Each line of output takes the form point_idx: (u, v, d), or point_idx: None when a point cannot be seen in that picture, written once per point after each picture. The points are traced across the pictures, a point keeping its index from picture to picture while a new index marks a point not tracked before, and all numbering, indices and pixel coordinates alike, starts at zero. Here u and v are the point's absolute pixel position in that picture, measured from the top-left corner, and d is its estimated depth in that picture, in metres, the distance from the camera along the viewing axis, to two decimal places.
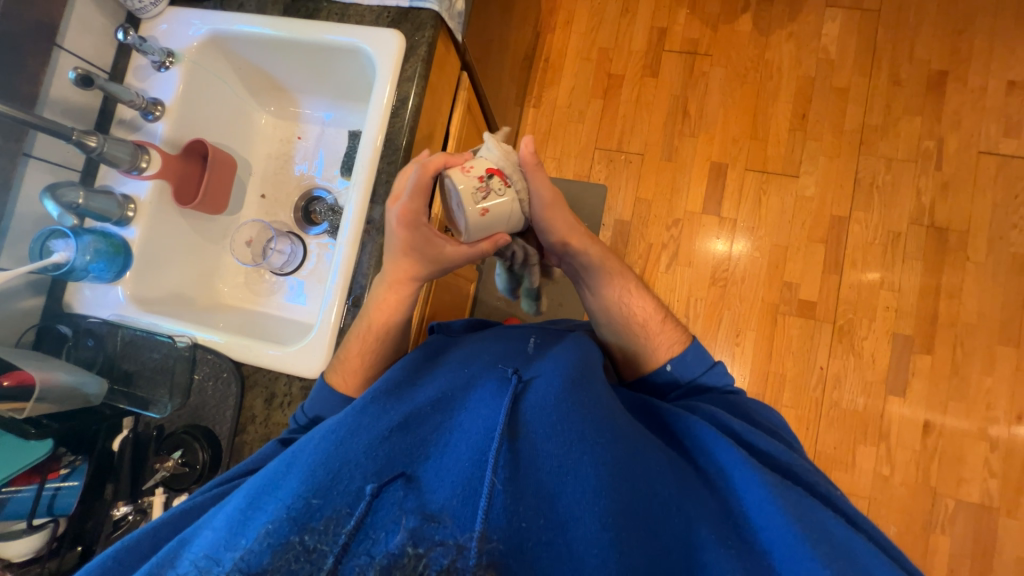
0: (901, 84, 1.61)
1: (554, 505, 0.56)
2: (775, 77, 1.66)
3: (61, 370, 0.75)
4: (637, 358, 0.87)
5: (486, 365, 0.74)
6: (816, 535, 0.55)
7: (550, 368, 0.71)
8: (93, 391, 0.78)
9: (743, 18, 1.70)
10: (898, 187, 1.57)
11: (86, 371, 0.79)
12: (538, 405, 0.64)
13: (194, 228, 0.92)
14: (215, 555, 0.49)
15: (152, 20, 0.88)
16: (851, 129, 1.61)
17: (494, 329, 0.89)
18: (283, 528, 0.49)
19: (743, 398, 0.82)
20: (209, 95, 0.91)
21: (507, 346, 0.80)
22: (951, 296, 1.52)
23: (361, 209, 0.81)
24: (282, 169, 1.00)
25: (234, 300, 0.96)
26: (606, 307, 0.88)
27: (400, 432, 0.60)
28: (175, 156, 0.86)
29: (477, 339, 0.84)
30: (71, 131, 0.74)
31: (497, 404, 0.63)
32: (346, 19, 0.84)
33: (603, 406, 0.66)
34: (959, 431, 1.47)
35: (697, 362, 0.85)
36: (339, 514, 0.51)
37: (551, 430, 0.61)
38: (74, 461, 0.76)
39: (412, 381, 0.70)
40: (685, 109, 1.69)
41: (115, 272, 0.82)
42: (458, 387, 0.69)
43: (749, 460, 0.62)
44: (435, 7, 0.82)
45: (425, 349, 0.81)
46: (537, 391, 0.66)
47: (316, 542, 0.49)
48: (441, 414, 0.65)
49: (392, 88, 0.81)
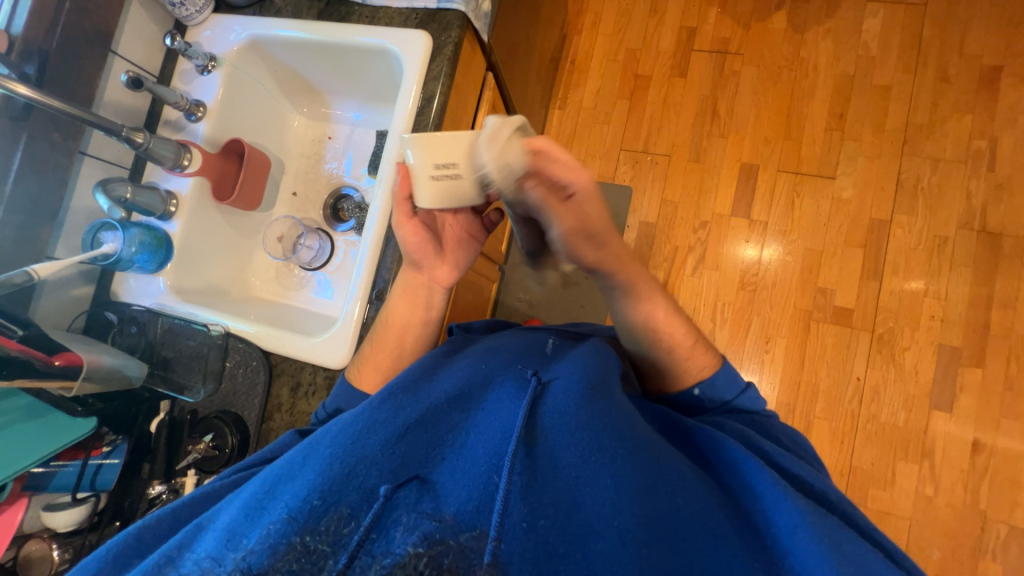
0: (950, 80, 1.52)
1: (573, 516, 0.55)
2: (810, 75, 1.60)
3: (106, 354, 0.80)
4: (662, 376, 0.84)
5: (504, 364, 0.74)
6: (852, 568, 0.52)
7: (568, 371, 0.71)
8: (133, 374, 0.82)
9: (776, 15, 1.65)
10: (945, 189, 1.48)
11: (127, 355, 0.84)
12: (557, 409, 0.64)
13: (230, 224, 0.96)
14: (232, 544, 0.51)
15: (198, 26, 0.93)
16: (893, 128, 1.53)
17: (515, 329, 0.89)
18: (294, 526, 0.51)
19: (770, 419, 0.80)
20: (248, 98, 0.95)
21: (526, 345, 0.80)
22: (1005, 305, 1.41)
23: (385, 205, 0.83)
24: (313, 168, 1.03)
25: (265, 294, 1.00)
26: (632, 331, 0.84)
27: (417, 431, 0.61)
28: (215, 155, 0.90)
29: (496, 338, 0.84)
30: (121, 127, 0.79)
31: (516, 406, 0.64)
32: (376, 21, 0.86)
33: (623, 415, 0.65)
34: (1013, 451, 1.37)
35: (728, 386, 0.82)
36: (344, 514, 0.53)
37: (569, 437, 0.61)
38: (115, 440, 0.81)
39: (429, 376, 0.71)
40: (715, 109, 1.65)
41: (157, 264, 0.86)
42: (477, 385, 0.70)
43: (779, 482, 0.60)
44: (461, 8, 0.83)
45: (445, 348, 0.82)
46: (555, 393, 0.67)
47: (317, 543, 0.51)
48: (458, 413, 0.66)
49: (418, 86, 0.82)
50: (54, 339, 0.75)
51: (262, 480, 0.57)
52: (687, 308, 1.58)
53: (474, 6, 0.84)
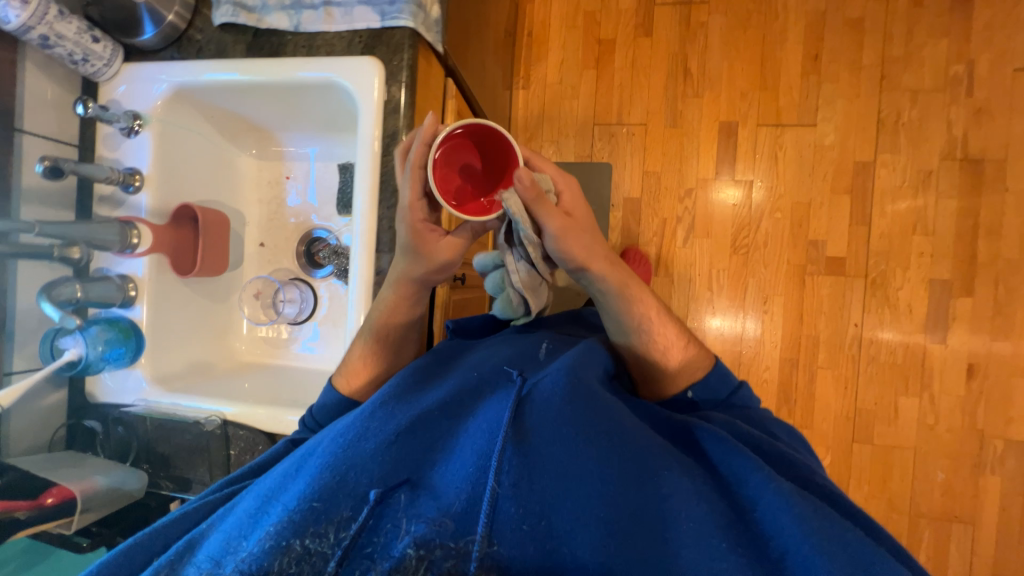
0: (923, 3, 1.45)
1: (556, 510, 0.56)
2: (781, 17, 1.52)
3: (97, 474, 0.75)
4: (658, 382, 0.81)
5: (494, 368, 0.71)
6: (831, 549, 0.52)
7: (554, 367, 0.66)
8: (133, 486, 0.77)
9: None
10: (926, 121, 1.45)
11: (119, 467, 0.78)
12: (545, 403, 0.61)
13: (199, 293, 0.88)
14: (226, 554, 0.54)
15: (109, 82, 0.79)
16: (870, 63, 1.47)
17: (505, 331, 0.86)
18: (292, 530, 0.53)
19: (765, 420, 0.77)
20: (187, 152, 0.85)
21: (517, 348, 0.77)
22: (991, 231, 1.42)
23: (367, 259, 0.76)
24: (277, 213, 0.95)
25: (253, 357, 0.94)
26: (622, 329, 0.80)
27: (407, 438, 0.59)
28: (165, 226, 0.81)
29: (486, 344, 0.80)
30: (52, 249, 0.73)
31: (502, 407, 0.62)
32: (315, 51, 0.74)
33: (615, 408, 0.62)
34: (1005, 370, 1.42)
35: (722, 386, 0.80)
36: (344, 517, 0.54)
37: (556, 428, 0.59)
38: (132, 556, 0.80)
39: (420, 389, 0.68)
40: (686, 68, 1.57)
41: (131, 356, 0.79)
42: (467, 392, 0.67)
43: (763, 473, 0.58)
44: (409, 23, 0.71)
45: (426, 360, 0.76)
46: (544, 391, 0.64)
47: (318, 546, 0.53)
48: (450, 419, 0.64)
49: (378, 123, 0.72)
50: (37, 476, 0.71)
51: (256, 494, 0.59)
52: (682, 280, 1.57)
53: (424, 19, 0.72)
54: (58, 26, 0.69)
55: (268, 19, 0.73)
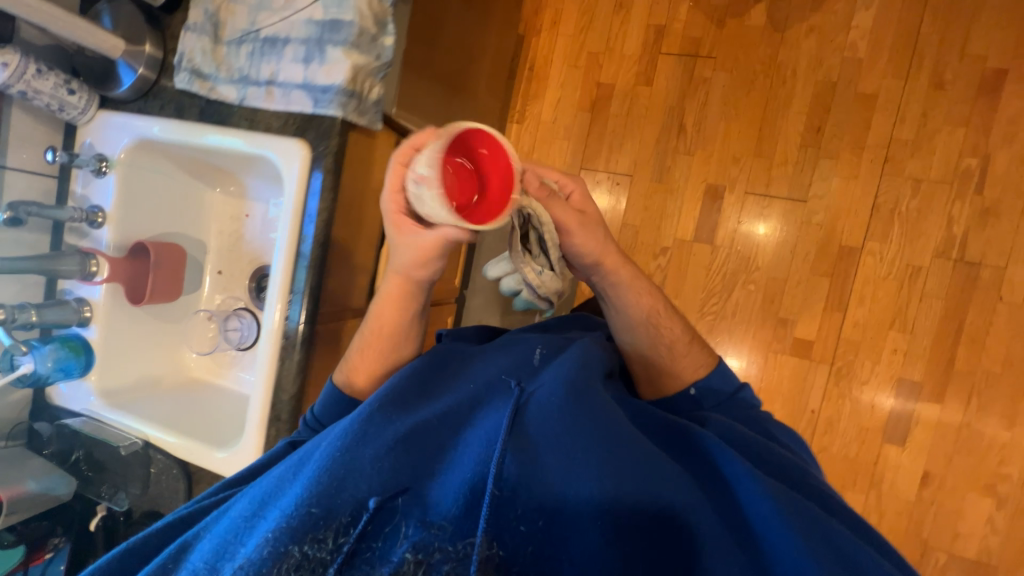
0: (945, 87, 1.35)
1: (557, 520, 0.57)
2: (788, 83, 1.45)
3: (29, 479, 0.87)
4: (660, 377, 0.85)
5: (491, 377, 0.72)
6: (818, 546, 0.54)
7: (553, 375, 0.69)
8: (62, 491, 0.90)
9: (755, 10, 1.46)
10: (925, 213, 1.37)
11: (54, 472, 0.90)
12: (542, 419, 0.63)
13: (154, 315, 0.98)
14: (225, 556, 0.56)
15: (84, 128, 0.88)
16: (874, 144, 1.39)
17: (501, 338, 0.86)
18: (289, 539, 0.54)
19: (763, 418, 0.80)
20: (152, 191, 0.93)
21: (514, 356, 0.77)
22: (974, 340, 1.35)
23: (278, 322, 0.81)
24: (235, 246, 1.01)
25: (201, 373, 1.03)
26: (630, 325, 0.85)
27: (403, 446, 0.61)
28: (122, 259, 0.90)
29: (484, 348, 0.81)
30: None
31: (499, 418, 0.63)
32: (255, 125, 0.80)
33: (610, 417, 0.64)
34: (962, 485, 1.36)
35: (724, 385, 0.84)
36: (343, 522, 0.57)
37: (553, 442, 0.60)
38: (58, 545, 0.92)
39: (421, 391, 0.70)
40: (682, 123, 1.53)
41: (82, 370, 0.90)
42: (466, 402, 0.68)
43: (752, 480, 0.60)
44: (337, 113, 0.75)
45: (426, 360, 0.76)
46: (538, 403, 0.65)
47: (316, 552, 0.55)
48: (449, 428, 0.65)
49: (298, 202, 0.78)
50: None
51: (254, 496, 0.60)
52: None
53: (354, 107, 0.76)
54: (35, 82, 0.77)
55: (219, 90, 0.80)
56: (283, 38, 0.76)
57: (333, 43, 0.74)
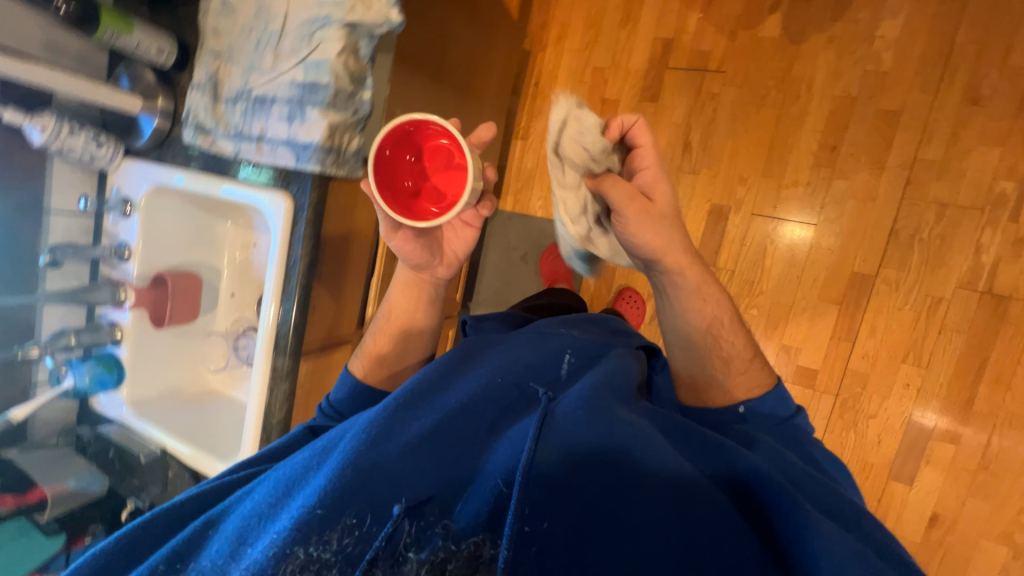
0: (981, 102, 1.23)
1: (582, 547, 0.52)
2: (803, 98, 1.37)
3: (71, 477, 1.05)
4: (704, 388, 0.79)
5: (515, 384, 0.70)
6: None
7: (578, 388, 0.66)
8: (96, 487, 1.07)
9: (770, 20, 1.38)
10: (950, 241, 1.27)
11: (92, 472, 1.08)
12: (569, 428, 0.59)
13: (176, 334, 1.10)
14: (236, 554, 0.55)
15: (114, 174, 1.01)
16: (896, 165, 1.30)
17: (527, 333, 0.84)
18: (297, 537, 0.52)
19: (803, 440, 0.72)
20: (171, 228, 1.04)
21: (539, 364, 0.75)
22: (998, 380, 1.25)
23: (267, 353, 0.91)
24: (246, 272, 1.12)
25: (218, 384, 1.16)
26: (688, 331, 0.79)
27: (426, 447, 0.60)
28: (146, 288, 1.02)
29: (509, 348, 0.79)
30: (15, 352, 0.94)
31: (524, 428, 0.60)
32: (250, 176, 0.89)
33: (641, 432, 0.59)
34: (975, 531, 1.29)
35: (779, 407, 0.76)
36: (353, 524, 0.54)
37: (579, 455, 0.56)
38: (94, 532, 1.09)
39: (444, 388, 0.69)
40: (687, 141, 1.48)
41: (116, 383, 1.04)
42: (491, 411, 0.66)
43: (795, 495, 0.52)
44: (316, 168, 0.82)
45: (453, 354, 0.77)
46: (565, 413, 0.61)
47: (322, 554, 0.52)
48: (474, 435, 0.63)
49: (284, 248, 0.87)
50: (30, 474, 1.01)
51: (274, 483, 0.59)
52: None
53: (332, 162, 0.83)
54: (69, 140, 0.88)
55: (218, 143, 0.89)
56: (270, 97, 0.83)
57: (312, 103, 0.80)
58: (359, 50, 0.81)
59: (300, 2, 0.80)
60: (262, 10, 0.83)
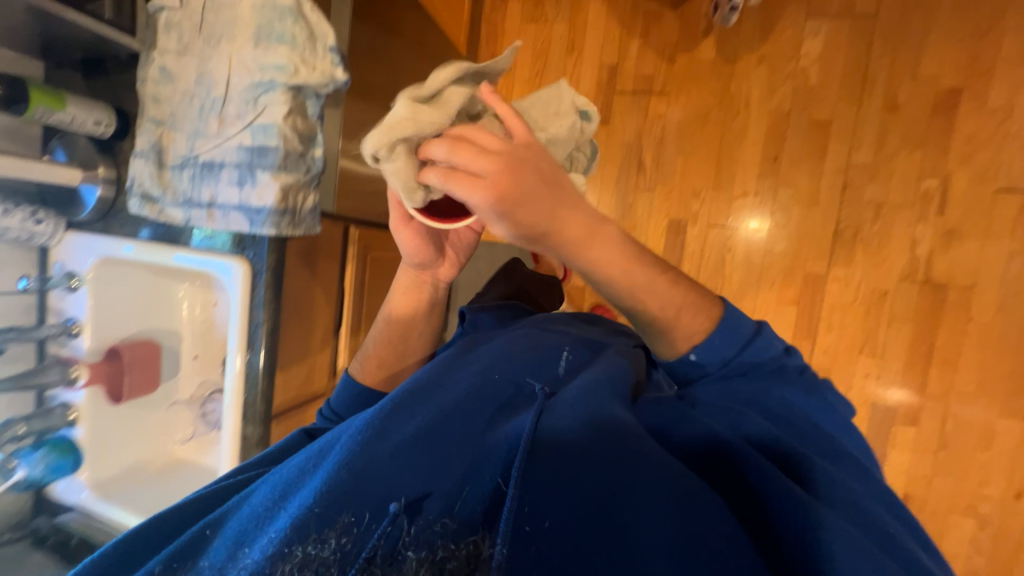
0: (900, 109, 1.33)
1: (606, 523, 0.46)
2: (742, 114, 1.44)
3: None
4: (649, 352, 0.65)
5: (517, 375, 0.64)
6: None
7: (585, 377, 0.60)
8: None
9: (704, 43, 1.46)
10: (888, 237, 1.36)
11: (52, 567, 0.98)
12: (575, 408, 0.54)
13: (135, 407, 1.04)
14: (230, 555, 0.47)
15: (55, 250, 0.96)
16: (832, 170, 1.39)
17: (523, 329, 0.78)
18: (293, 536, 0.45)
19: (774, 383, 0.62)
20: (123, 296, 0.99)
21: (538, 355, 0.69)
22: (946, 362, 1.34)
23: (235, 422, 0.88)
24: (207, 333, 1.04)
25: (186, 453, 1.09)
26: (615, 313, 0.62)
27: (427, 440, 0.53)
28: (98, 364, 0.98)
29: (506, 341, 0.73)
30: None
31: (526, 417, 0.55)
32: (204, 243, 0.88)
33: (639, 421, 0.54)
34: (943, 507, 1.36)
35: (729, 341, 0.62)
36: (349, 521, 0.47)
37: (589, 432, 0.51)
38: None
39: (441, 380, 0.63)
40: (640, 160, 1.54)
41: (73, 467, 0.99)
42: (492, 403, 0.59)
43: (798, 491, 0.46)
44: (271, 231, 0.81)
45: (449, 356, 0.71)
46: (569, 397, 0.56)
47: (319, 553, 0.45)
48: (476, 425, 0.56)
49: (244, 314, 0.85)
50: None
51: (269, 488, 0.51)
52: None
53: (288, 223, 0.82)
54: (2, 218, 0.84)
55: (167, 212, 0.86)
56: (218, 162, 0.82)
57: (262, 168, 0.79)
58: (306, 109, 0.81)
59: (241, 67, 0.79)
60: (203, 76, 0.82)
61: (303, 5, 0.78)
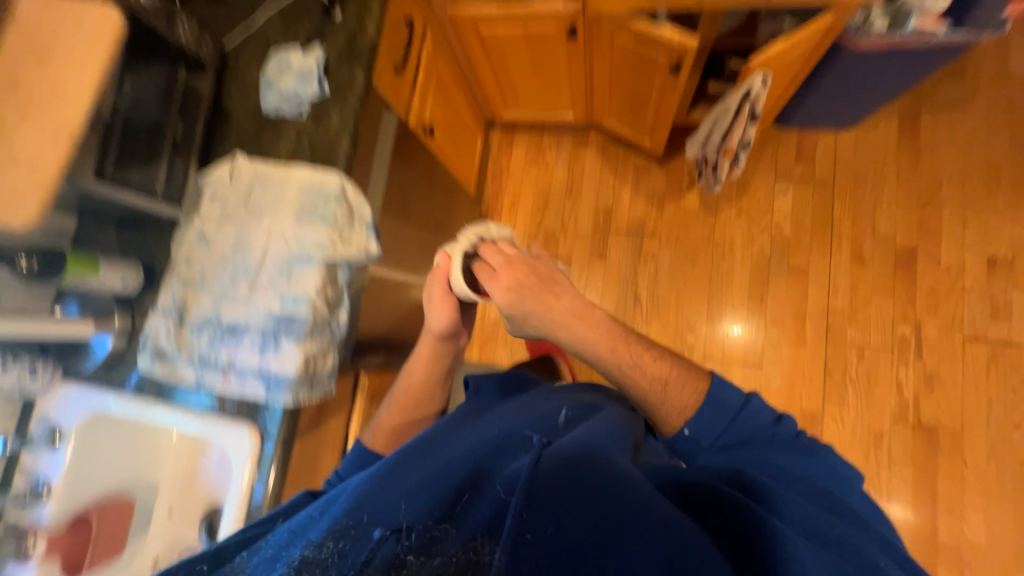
0: (866, 262, 1.49)
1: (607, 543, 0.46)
2: (727, 257, 1.58)
3: None
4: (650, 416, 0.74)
5: (516, 430, 0.67)
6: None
7: (575, 432, 0.63)
8: None
9: (689, 195, 1.64)
10: (875, 379, 1.42)
11: None
12: (564, 450, 0.57)
13: None
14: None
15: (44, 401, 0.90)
16: (814, 312, 1.49)
17: (529, 395, 0.84)
18: (311, 549, 0.50)
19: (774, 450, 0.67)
20: (108, 448, 0.91)
21: (539, 416, 0.73)
22: (951, 509, 1.33)
23: None
24: (190, 485, 0.90)
25: None
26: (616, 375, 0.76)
27: (434, 480, 0.57)
28: (63, 532, 0.87)
29: (508, 407, 0.78)
30: None
31: (518, 460, 0.58)
32: (211, 405, 0.85)
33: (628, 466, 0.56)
34: None
35: (719, 416, 0.70)
36: (355, 540, 0.51)
37: (577, 470, 0.53)
38: None
39: (447, 438, 0.67)
40: (636, 293, 1.62)
41: None
42: (495, 450, 0.62)
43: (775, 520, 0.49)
44: (290, 400, 0.79)
45: (456, 415, 0.77)
46: (560, 444, 0.59)
47: (318, 555, 0.49)
48: (479, 468, 0.59)
49: (247, 483, 0.80)
50: None
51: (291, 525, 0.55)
52: None
53: (305, 390, 0.81)
54: None
55: (179, 371, 0.84)
56: (242, 326, 0.82)
57: (288, 336, 0.80)
58: (337, 277, 0.85)
59: (280, 239, 0.83)
60: (239, 242, 0.86)
61: (346, 189, 0.85)
